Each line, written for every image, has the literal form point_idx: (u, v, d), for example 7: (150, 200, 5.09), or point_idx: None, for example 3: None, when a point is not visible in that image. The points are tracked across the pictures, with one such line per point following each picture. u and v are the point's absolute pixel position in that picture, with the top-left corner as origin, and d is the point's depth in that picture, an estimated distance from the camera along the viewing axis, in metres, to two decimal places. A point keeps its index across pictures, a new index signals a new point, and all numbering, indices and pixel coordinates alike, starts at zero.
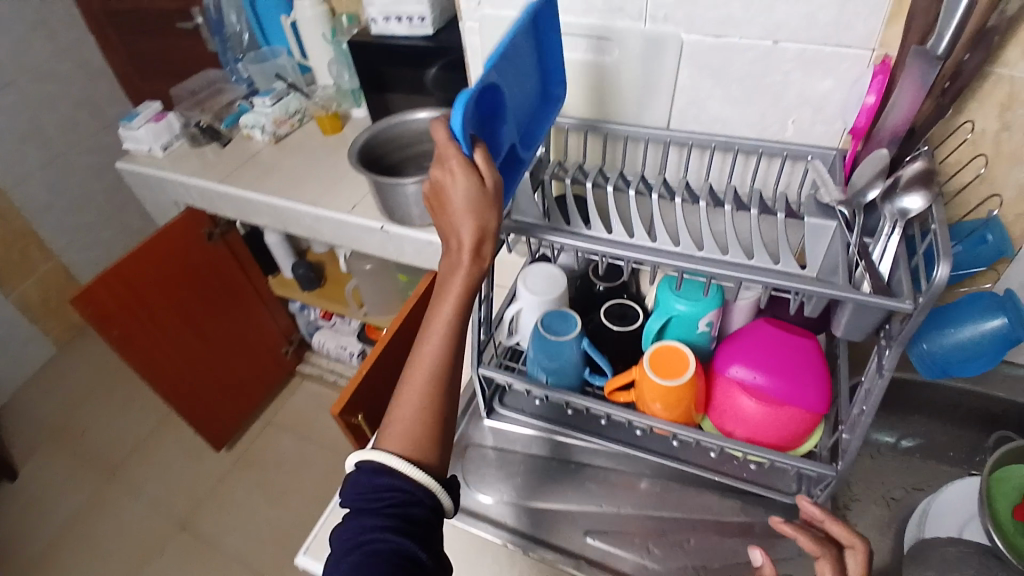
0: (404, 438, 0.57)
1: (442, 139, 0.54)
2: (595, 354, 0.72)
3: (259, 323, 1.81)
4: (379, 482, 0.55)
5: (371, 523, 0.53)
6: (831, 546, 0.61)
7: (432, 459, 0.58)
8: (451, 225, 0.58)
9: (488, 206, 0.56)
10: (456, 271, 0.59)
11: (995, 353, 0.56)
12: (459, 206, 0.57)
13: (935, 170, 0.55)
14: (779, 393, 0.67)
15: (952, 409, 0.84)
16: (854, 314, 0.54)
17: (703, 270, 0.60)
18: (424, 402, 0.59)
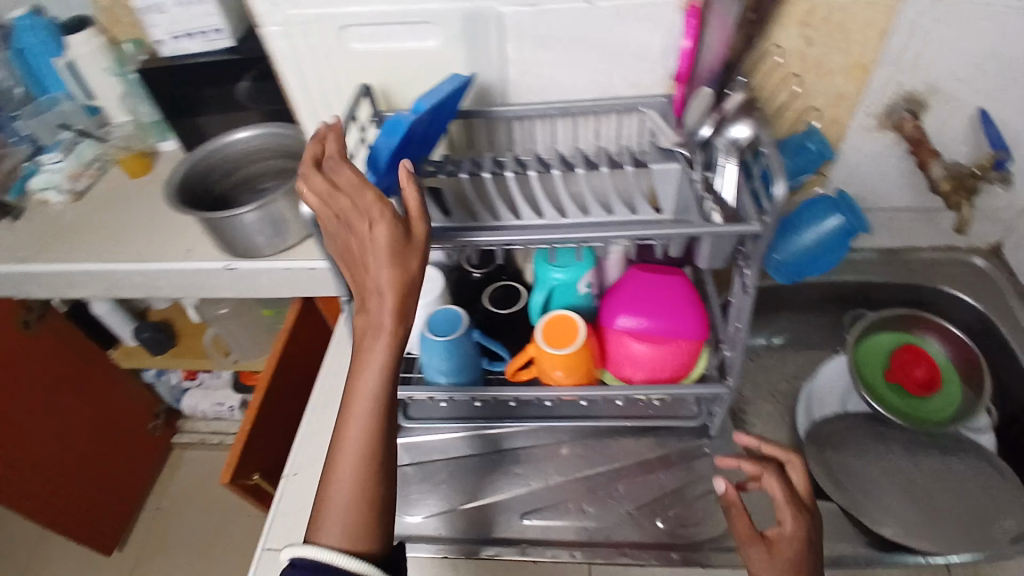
0: (340, 526, 0.52)
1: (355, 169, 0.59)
2: (491, 343, 0.71)
3: (115, 404, 1.59)
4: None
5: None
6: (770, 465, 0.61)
7: (376, 546, 0.53)
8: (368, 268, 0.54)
9: (411, 259, 0.55)
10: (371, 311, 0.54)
11: (840, 246, 0.61)
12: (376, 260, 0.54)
13: (754, 99, 0.60)
14: (664, 330, 0.71)
15: (805, 301, 0.94)
16: (712, 245, 0.58)
17: (571, 236, 0.60)
18: (360, 478, 0.53)
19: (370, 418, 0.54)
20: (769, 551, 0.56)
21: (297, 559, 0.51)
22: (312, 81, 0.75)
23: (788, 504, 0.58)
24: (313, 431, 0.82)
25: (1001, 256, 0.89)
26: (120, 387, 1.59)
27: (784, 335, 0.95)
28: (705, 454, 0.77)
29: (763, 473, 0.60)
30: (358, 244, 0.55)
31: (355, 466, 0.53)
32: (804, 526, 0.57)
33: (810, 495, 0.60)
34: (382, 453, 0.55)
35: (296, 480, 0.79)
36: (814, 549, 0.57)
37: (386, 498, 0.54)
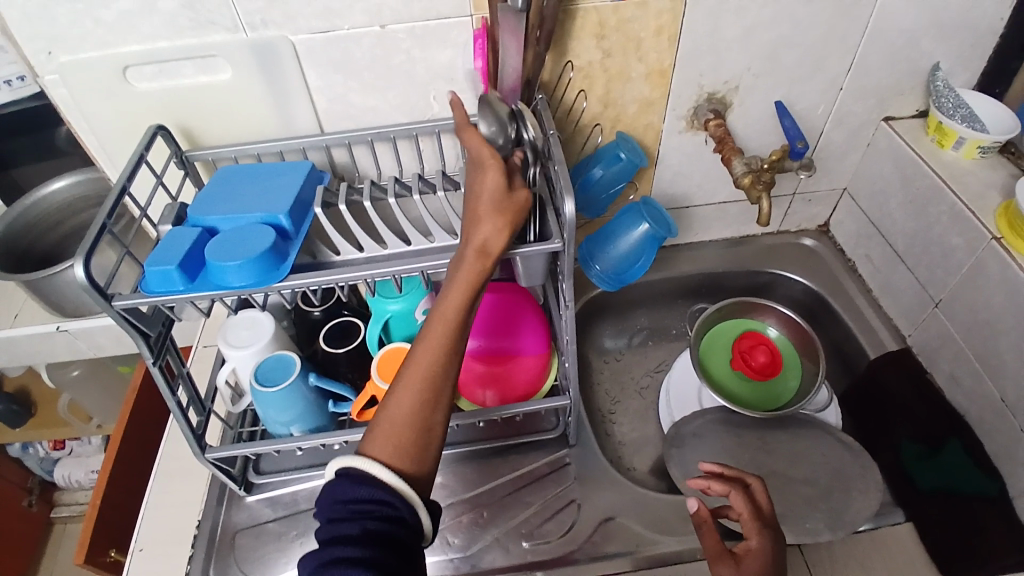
0: (392, 440, 0.48)
1: (174, 267, 0.53)
2: (329, 383, 0.67)
3: None
4: (362, 493, 0.45)
5: (345, 532, 0.44)
6: (737, 484, 0.60)
7: (419, 471, 0.48)
8: (477, 217, 0.52)
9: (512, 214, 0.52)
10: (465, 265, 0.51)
11: (649, 252, 0.66)
12: (480, 205, 0.53)
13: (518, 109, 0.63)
14: (508, 348, 0.71)
15: (661, 295, 0.97)
16: (526, 264, 0.59)
17: (386, 270, 0.58)
18: (411, 412, 0.49)
19: (441, 347, 0.50)
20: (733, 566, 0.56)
21: (348, 467, 0.47)
22: (101, 125, 0.69)
23: (753, 519, 0.57)
24: (156, 500, 0.75)
25: (829, 235, 0.96)
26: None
27: (647, 331, 0.98)
28: (569, 463, 0.78)
29: (729, 492, 0.59)
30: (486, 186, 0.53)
31: (420, 386, 0.49)
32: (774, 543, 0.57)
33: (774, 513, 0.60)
34: (442, 375, 0.50)
35: (141, 555, 0.71)
36: (780, 565, 0.56)
37: (441, 427, 0.50)
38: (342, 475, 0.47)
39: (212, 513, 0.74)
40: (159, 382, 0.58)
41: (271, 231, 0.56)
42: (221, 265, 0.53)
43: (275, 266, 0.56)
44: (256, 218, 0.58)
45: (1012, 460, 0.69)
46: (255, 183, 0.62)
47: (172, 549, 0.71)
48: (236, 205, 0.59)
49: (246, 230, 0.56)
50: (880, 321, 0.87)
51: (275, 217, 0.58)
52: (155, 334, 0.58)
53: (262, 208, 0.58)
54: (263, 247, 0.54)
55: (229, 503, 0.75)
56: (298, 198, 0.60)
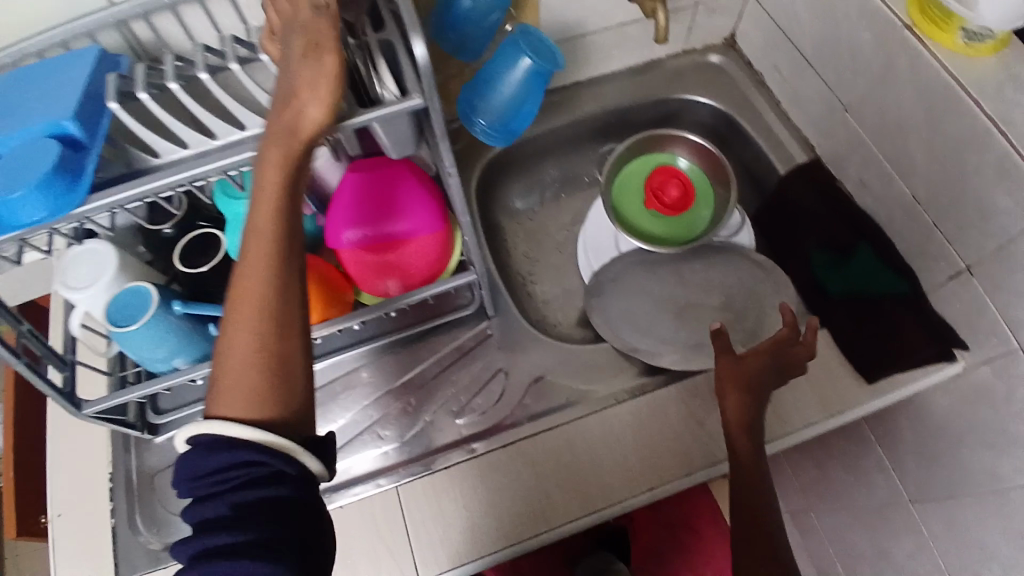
0: (240, 390, 0.44)
1: None
2: (201, 309, 0.59)
3: None
4: (216, 464, 0.43)
5: (212, 512, 0.42)
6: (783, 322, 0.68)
7: (280, 416, 0.45)
8: (285, 113, 0.45)
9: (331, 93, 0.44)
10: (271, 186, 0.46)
11: (536, 91, 0.58)
12: (288, 92, 0.45)
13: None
14: (397, 231, 0.64)
15: (566, 142, 0.89)
16: (388, 130, 0.50)
17: (225, 163, 0.49)
18: (256, 354, 0.45)
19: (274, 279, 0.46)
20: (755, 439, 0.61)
21: (198, 436, 0.44)
22: None
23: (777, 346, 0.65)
24: (58, 461, 0.69)
25: (735, 47, 0.89)
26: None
27: (557, 184, 0.91)
28: (490, 334, 0.75)
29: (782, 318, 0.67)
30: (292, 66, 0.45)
31: (260, 323, 0.45)
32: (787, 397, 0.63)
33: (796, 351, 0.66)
34: (283, 306, 0.46)
35: (63, 519, 0.67)
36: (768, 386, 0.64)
37: (296, 362, 0.47)
38: (193, 447, 0.44)
39: (122, 461, 0.69)
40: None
41: (55, 143, 0.45)
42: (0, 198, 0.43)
43: (71, 188, 0.46)
44: (35, 129, 0.46)
45: (916, 257, 0.70)
46: (34, 79, 0.49)
47: (89, 507, 0.67)
48: (14, 112, 0.47)
49: (26, 146, 0.45)
50: (790, 135, 0.83)
51: (59, 123, 0.46)
52: None
53: (40, 114, 0.46)
54: (46, 168, 0.44)
55: (138, 448, 0.69)
56: (90, 90, 0.48)
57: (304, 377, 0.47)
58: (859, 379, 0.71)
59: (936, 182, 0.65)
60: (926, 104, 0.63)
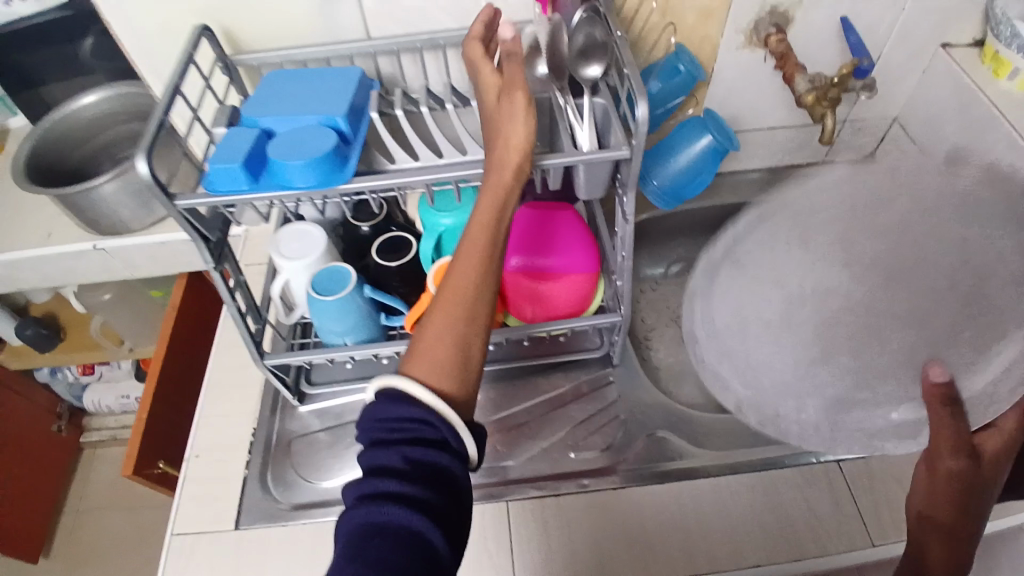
0: (431, 359, 0.48)
1: (239, 167, 0.52)
2: (383, 296, 0.68)
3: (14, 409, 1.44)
4: (399, 413, 0.45)
5: (386, 460, 0.43)
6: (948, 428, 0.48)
7: (459, 394, 0.47)
8: (499, 133, 0.54)
9: (530, 126, 0.54)
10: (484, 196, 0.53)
11: (711, 166, 0.66)
12: (502, 123, 0.54)
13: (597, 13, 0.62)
14: (558, 267, 0.70)
15: (701, 224, 0.96)
16: (588, 172, 0.58)
17: (448, 175, 0.56)
18: (449, 333, 0.49)
19: (472, 268, 0.51)
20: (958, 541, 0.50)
21: (386, 391, 0.47)
22: (145, 26, 0.67)
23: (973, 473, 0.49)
24: (212, 410, 0.77)
25: None
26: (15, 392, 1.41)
27: (684, 261, 0.97)
28: (611, 383, 0.80)
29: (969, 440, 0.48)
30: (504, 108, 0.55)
31: (454, 304, 0.50)
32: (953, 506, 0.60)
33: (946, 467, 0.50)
34: (474, 296, 0.50)
35: (196, 461, 0.74)
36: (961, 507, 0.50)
37: (477, 349, 0.50)
38: (380, 397, 0.47)
39: (267, 422, 0.76)
40: (219, 288, 0.59)
41: (333, 133, 0.55)
42: (287, 165, 0.52)
43: (338, 168, 0.55)
44: (314, 120, 0.56)
45: None
46: (307, 86, 0.60)
47: (229, 457, 0.74)
48: (293, 106, 0.58)
49: (307, 131, 0.55)
50: None
51: (333, 119, 0.56)
52: (215, 239, 0.58)
53: (318, 110, 0.57)
54: (328, 147, 0.53)
55: (283, 413, 0.77)
56: (355, 103, 0.59)
57: (480, 366, 0.50)
58: None
59: None
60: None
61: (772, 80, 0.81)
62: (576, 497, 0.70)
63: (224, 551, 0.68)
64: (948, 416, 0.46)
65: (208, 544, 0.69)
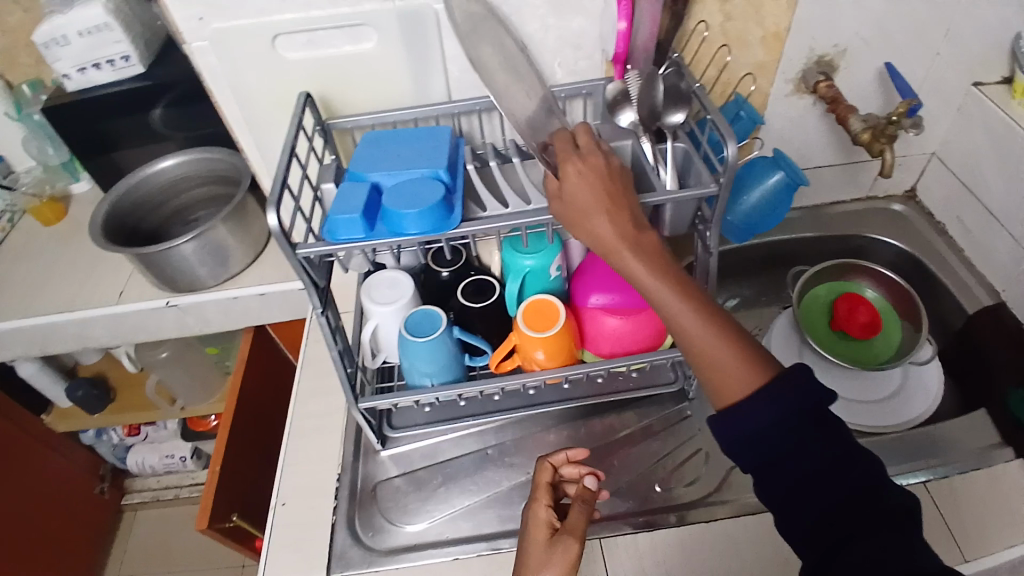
0: None
1: (359, 216, 0.56)
2: (471, 336, 0.70)
3: (58, 473, 1.44)
4: None
5: None
6: (580, 159, 0.57)
7: None
8: (533, 559, 0.61)
9: (562, 562, 0.59)
10: (535, 535, 0.63)
11: (785, 200, 0.69)
12: (531, 557, 0.61)
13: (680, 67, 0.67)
14: (635, 302, 0.73)
15: (753, 261, 0.99)
16: (675, 209, 0.62)
17: (543, 218, 0.60)
18: None
19: None
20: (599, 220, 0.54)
21: None
22: (249, 95, 0.72)
23: (596, 176, 0.56)
24: (295, 458, 0.78)
25: (916, 200, 0.99)
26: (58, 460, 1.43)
27: (739, 296, 1.00)
28: (688, 417, 0.81)
29: (576, 162, 0.56)
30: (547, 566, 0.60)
31: None
32: (888, 532, 0.44)
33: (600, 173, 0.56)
34: None
35: (283, 510, 0.75)
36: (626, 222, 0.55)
37: None
38: None
39: (350, 467, 0.77)
40: (322, 331, 0.62)
41: (440, 183, 0.60)
42: (403, 214, 0.56)
43: (446, 216, 0.59)
44: (421, 173, 0.61)
45: None
46: (407, 143, 0.66)
47: (315, 504, 0.75)
48: (398, 161, 0.63)
49: (416, 182, 0.60)
50: (973, 277, 0.89)
51: (438, 172, 0.61)
52: (322, 285, 0.62)
53: (424, 164, 0.62)
54: (438, 198, 0.58)
55: (365, 457, 0.78)
56: (452, 157, 0.64)
57: None
58: None
59: None
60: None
61: (819, 124, 0.86)
62: (667, 529, 0.71)
63: None
64: (589, 182, 0.55)
65: None
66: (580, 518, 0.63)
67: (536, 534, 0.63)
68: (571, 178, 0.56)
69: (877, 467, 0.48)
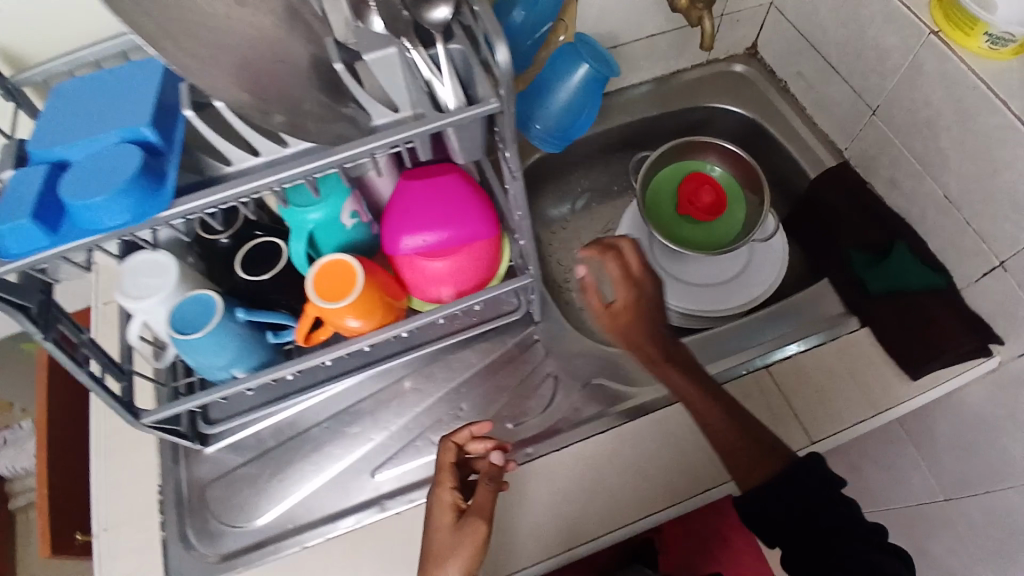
0: None
1: (30, 227, 0.44)
2: (262, 315, 0.60)
3: None
4: None
5: None
6: (614, 262, 0.64)
7: None
8: (439, 551, 0.56)
9: (468, 547, 0.56)
10: (438, 526, 0.58)
11: (593, 99, 0.60)
12: (437, 545, 0.56)
13: None
14: (454, 239, 0.63)
15: (599, 151, 0.91)
16: (460, 133, 0.51)
17: (297, 172, 0.48)
18: None
19: None
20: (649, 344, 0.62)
21: None
22: None
23: (623, 278, 0.63)
24: (108, 478, 0.68)
25: (758, 56, 0.91)
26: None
27: (589, 193, 0.93)
28: (536, 341, 0.75)
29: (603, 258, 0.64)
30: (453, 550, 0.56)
31: None
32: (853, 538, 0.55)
33: (643, 269, 0.64)
34: None
35: (107, 536, 0.66)
36: (649, 306, 0.63)
37: None
38: None
39: (171, 473, 0.68)
40: (58, 356, 0.51)
41: (138, 148, 0.47)
42: (91, 211, 0.45)
43: (155, 194, 0.46)
44: (112, 138, 0.47)
45: (957, 251, 0.70)
46: (102, 87, 0.50)
47: (136, 524, 0.66)
48: (85, 120, 0.48)
49: (106, 155, 0.46)
50: (817, 139, 0.85)
51: (138, 131, 0.47)
52: (36, 305, 0.49)
53: (118, 124, 0.47)
54: (134, 177, 0.45)
55: (187, 459, 0.69)
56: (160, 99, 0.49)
57: None
58: (898, 372, 0.71)
59: (971, 175, 0.66)
60: (955, 114, 0.66)
61: None
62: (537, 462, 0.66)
63: None
64: (646, 305, 0.63)
65: None
66: (488, 496, 0.58)
67: (445, 512, 0.58)
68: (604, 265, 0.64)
69: (822, 467, 0.57)
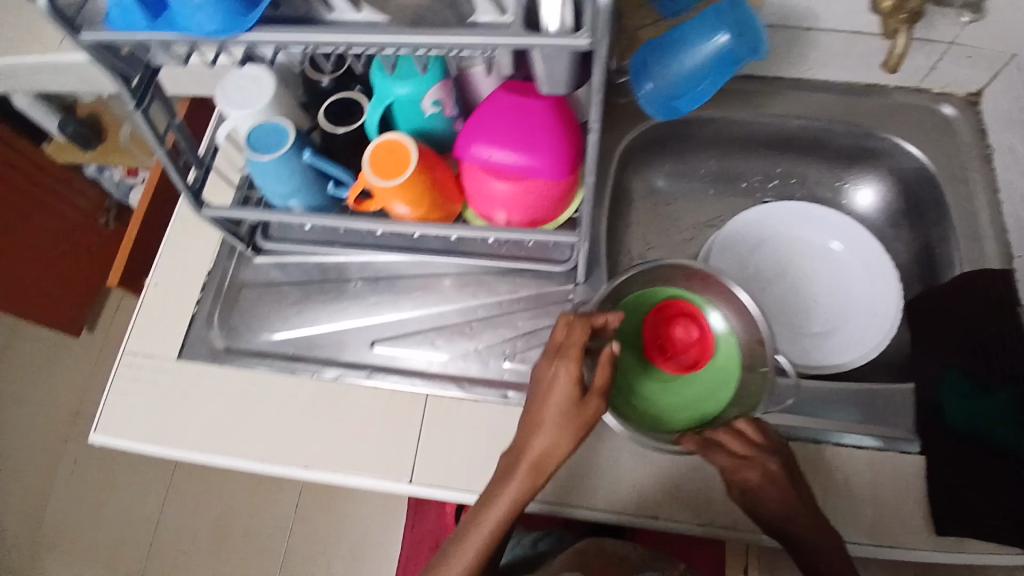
0: None
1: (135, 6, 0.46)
2: (325, 164, 0.62)
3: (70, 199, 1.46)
4: None
5: None
6: (748, 449, 0.58)
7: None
8: (544, 418, 0.55)
9: (583, 414, 0.54)
10: (553, 394, 0.55)
11: (716, 75, 0.56)
12: (545, 412, 0.54)
13: None
14: (524, 167, 0.60)
15: (741, 139, 0.81)
16: (547, 60, 0.47)
17: (369, 39, 0.46)
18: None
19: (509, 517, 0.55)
20: (793, 530, 0.56)
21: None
22: None
23: (754, 466, 0.57)
24: (175, 245, 0.79)
25: (977, 107, 0.76)
26: (86, 193, 1.46)
27: (709, 178, 0.84)
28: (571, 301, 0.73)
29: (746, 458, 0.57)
30: (559, 408, 0.54)
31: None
32: None
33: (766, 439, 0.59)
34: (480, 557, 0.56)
35: (155, 290, 0.77)
36: (795, 479, 0.58)
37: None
38: None
39: (222, 264, 0.77)
40: (142, 128, 0.55)
41: None
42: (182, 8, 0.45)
43: (245, 10, 0.46)
44: None
45: None
46: None
47: (179, 292, 0.76)
48: None
49: None
50: (991, 227, 0.70)
51: None
52: (138, 79, 0.54)
53: None
54: None
55: (238, 259, 0.77)
56: None
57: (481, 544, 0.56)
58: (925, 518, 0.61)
59: None
60: None
61: None
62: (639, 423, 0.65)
63: (168, 379, 0.72)
64: (789, 488, 0.57)
65: (152, 370, 0.72)
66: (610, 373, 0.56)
67: (557, 384, 0.55)
68: (744, 467, 0.57)
69: None
